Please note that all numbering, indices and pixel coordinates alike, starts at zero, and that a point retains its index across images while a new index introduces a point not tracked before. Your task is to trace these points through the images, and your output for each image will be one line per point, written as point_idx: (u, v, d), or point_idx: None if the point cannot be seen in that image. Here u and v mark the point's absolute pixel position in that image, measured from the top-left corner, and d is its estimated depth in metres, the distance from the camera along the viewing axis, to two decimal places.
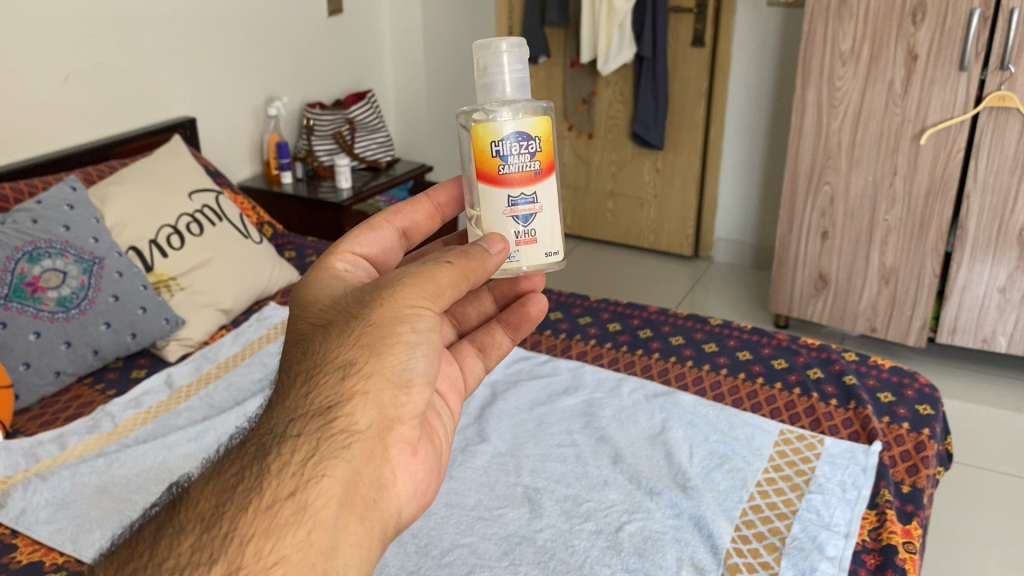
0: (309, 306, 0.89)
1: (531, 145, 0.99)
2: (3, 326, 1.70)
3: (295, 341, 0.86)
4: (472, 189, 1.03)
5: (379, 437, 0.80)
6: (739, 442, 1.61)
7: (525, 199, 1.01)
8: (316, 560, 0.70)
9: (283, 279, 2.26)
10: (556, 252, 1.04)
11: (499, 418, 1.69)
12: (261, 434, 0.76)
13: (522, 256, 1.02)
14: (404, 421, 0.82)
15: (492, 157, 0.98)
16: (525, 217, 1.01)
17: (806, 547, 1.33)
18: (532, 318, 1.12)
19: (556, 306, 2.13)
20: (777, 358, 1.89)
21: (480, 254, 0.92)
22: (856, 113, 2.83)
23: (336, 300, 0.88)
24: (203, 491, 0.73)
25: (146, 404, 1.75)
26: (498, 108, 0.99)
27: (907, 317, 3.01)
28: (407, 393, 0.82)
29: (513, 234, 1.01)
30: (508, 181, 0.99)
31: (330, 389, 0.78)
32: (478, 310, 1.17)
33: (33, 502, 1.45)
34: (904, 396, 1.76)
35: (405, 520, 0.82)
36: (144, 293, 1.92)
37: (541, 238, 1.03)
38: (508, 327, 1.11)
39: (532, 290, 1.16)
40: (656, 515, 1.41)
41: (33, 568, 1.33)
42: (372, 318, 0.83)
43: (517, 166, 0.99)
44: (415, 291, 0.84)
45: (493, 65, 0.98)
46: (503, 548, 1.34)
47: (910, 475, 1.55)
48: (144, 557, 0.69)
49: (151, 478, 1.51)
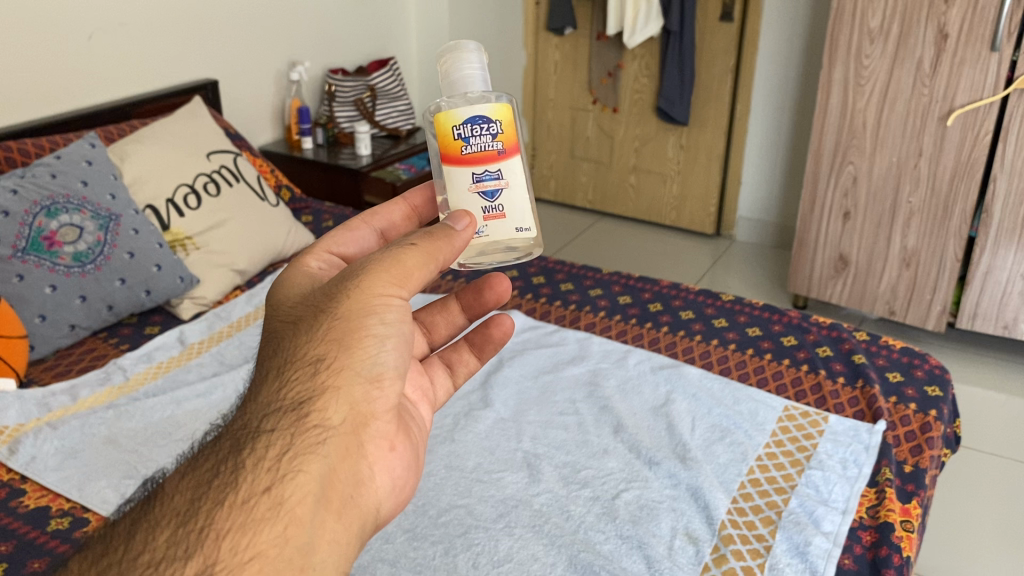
0: (280, 305, 0.88)
1: (490, 127, 1.00)
2: (20, 278, 1.73)
3: (266, 339, 0.85)
4: (437, 177, 1.03)
5: (354, 433, 0.79)
6: (742, 417, 1.60)
7: (490, 176, 1.01)
8: (293, 557, 0.68)
9: (299, 242, 2.28)
10: (526, 227, 1.04)
11: (504, 384, 1.70)
12: (235, 429, 0.75)
13: (491, 231, 1.02)
14: (378, 416, 0.82)
15: (454, 141, 0.99)
16: (491, 193, 1.01)
17: (801, 521, 1.33)
18: (494, 339, 1.12)
19: (567, 278, 2.13)
20: (786, 336, 1.88)
21: (445, 233, 0.90)
22: (883, 92, 2.79)
23: (305, 296, 0.87)
24: (178, 486, 0.71)
25: (157, 359, 1.78)
26: (457, 97, 1.01)
27: (927, 301, 2.97)
28: (379, 388, 0.82)
29: (480, 211, 1.01)
30: (471, 162, 1.00)
31: (302, 384, 0.77)
32: (448, 321, 1.15)
33: (43, 449, 1.48)
34: (913, 377, 1.75)
35: (383, 515, 0.82)
36: (159, 251, 1.94)
37: (509, 213, 1.03)
38: (473, 347, 1.11)
39: (496, 301, 1.13)
40: (654, 485, 1.41)
41: (40, 513, 1.36)
42: (339, 311, 0.82)
43: (479, 147, 1.00)
44: (381, 278, 0.84)
45: (450, 58, 1.01)
46: (499, 511, 1.36)
47: (913, 455, 1.53)
48: (118, 553, 0.67)
49: (159, 430, 1.54)
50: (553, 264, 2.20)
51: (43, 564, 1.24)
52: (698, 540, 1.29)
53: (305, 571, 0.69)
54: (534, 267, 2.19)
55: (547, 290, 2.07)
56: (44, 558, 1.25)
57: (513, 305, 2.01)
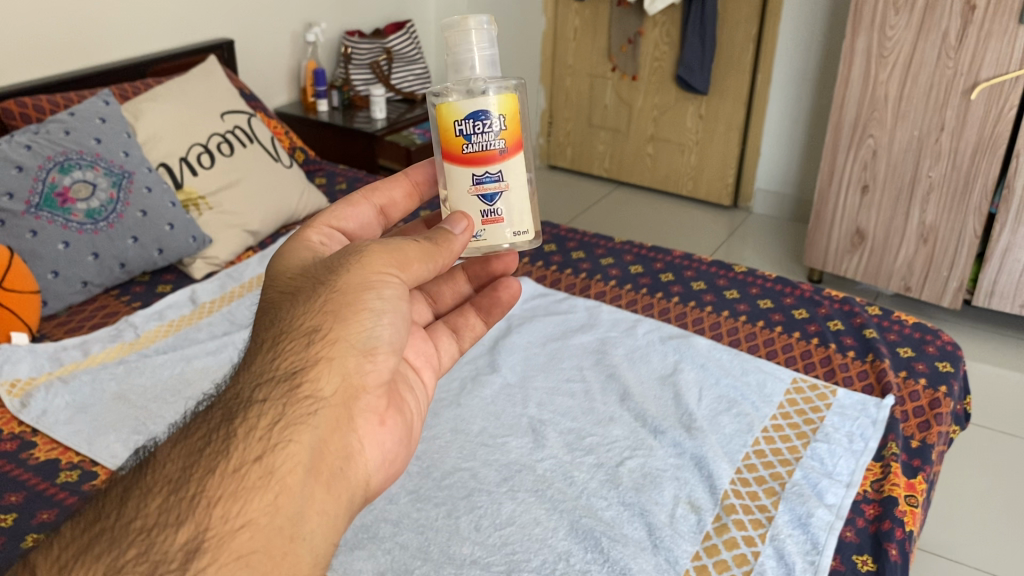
0: (280, 275, 0.90)
1: (494, 125, 0.98)
2: (33, 234, 1.74)
3: (263, 310, 0.87)
4: (440, 168, 1.02)
5: (344, 406, 0.80)
6: (750, 388, 1.60)
7: (490, 177, 1.00)
8: (282, 525, 0.70)
9: (312, 205, 2.28)
10: (524, 231, 1.03)
11: (512, 350, 1.70)
12: (227, 399, 0.76)
13: (488, 235, 1.02)
14: (369, 389, 0.84)
15: (456, 138, 0.98)
16: (491, 196, 1.00)
17: (804, 493, 1.33)
18: (503, 303, 1.14)
19: (579, 246, 2.11)
20: (798, 308, 1.86)
21: (445, 239, 0.93)
22: (906, 64, 2.74)
23: (306, 269, 0.89)
24: (170, 454, 0.72)
25: (168, 317, 1.79)
26: (464, 88, 0.98)
27: (943, 277, 2.94)
28: (372, 361, 0.84)
29: (478, 213, 1.01)
30: (471, 161, 0.99)
31: (295, 354, 0.79)
32: (453, 290, 1.16)
33: (54, 403, 1.50)
34: (925, 353, 1.73)
35: (373, 489, 0.83)
36: (172, 210, 1.94)
37: (508, 217, 1.02)
38: (480, 310, 1.12)
39: (503, 270, 1.18)
40: (658, 453, 1.41)
41: (49, 466, 1.37)
42: (339, 284, 0.84)
43: (481, 145, 0.98)
44: (381, 258, 0.87)
45: (460, 42, 0.96)
46: (503, 475, 1.36)
47: (921, 430, 1.52)
48: (112, 518, 0.68)
49: (168, 388, 1.56)
50: (565, 232, 2.19)
51: (51, 514, 1.26)
52: (701, 508, 1.29)
53: (294, 539, 0.71)
54: (545, 234, 2.17)
55: (559, 258, 2.06)
56: (53, 509, 1.27)
57: (523, 273, 2.01)
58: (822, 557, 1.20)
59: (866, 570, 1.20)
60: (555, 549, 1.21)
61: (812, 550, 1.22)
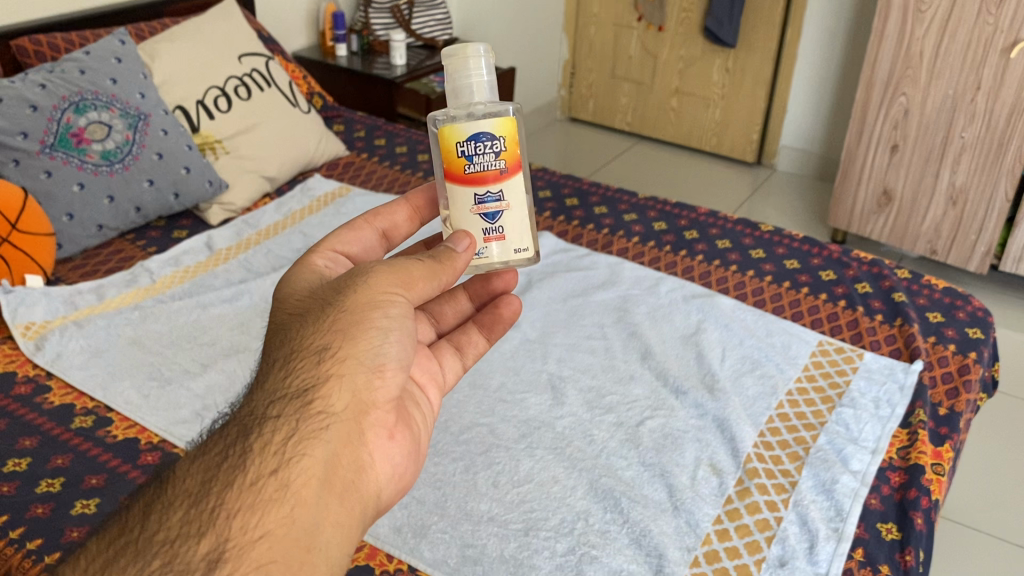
0: (286, 298, 0.87)
1: (495, 145, 0.94)
2: (47, 175, 1.70)
3: (271, 332, 0.83)
4: (440, 187, 0.98)
5: (356, 420, 0.77)
6: (775, 350, 1.56)
7: (492, 198, 0.96)
8: (300, 537, 0.67)
9: (330, 151, 2.23)
10: (525, 248, 0.99)
11: (532, 306, 1.67)
12: (243, 414, 0.74)
13: (489, 253, 0.98)
14: (380, 405, 0.80)
15: (457, 158, 0.94)
16: (493, 215, 0.97)
17: (829, 458, 1.30)
18: (505, 319, 1.08)
19: (602, 201, 2.07)
20: (824, 270, 1.82)
21: (449, 255, 0.90)
22: (944, 19, 2.65)
23: (313, 292, 0.86)
24: (188, 470, 0.70)
25: (184, 263, 1.77)
26: (464, 110, 0.94)
27: (971, 241, 2.88)
28: (381, 377, 0.80)
29: (480, 232, 0.97)
30: (472, 181, 0.95)
31: (306, 371, 0.76)
32: (455, 309, 1.11)
33: (68, 347, 1.48)
34: (955, 318, 1.69)
35: (384, 502, 0.79)
36: (189, 154, 1.91)
37: (510, 235, 0.98)
38: (482, 327, 1.06)
39: (505, 289, 1.11)
40: (679, 414, 1.39)
41: (64, 410, 1.35)
42: (345, 304, 0.81)
43: (483, 165, 0.95)
44: (386, 279, 0.83)
45: (459, 67, 0.93)
46: (522, 431, 1.34)
47: (949, 397, 1.49)
48: (132, 533, 0.66)
49: (183, 335, 1.54)
50: (587, 185, 2.14)
51: (66, 459, 1.24)
52: (722, 472, 1.27)
53: (312, 552, 0.68)
54: (568, 187, 2.13)
55: (581, 212, 2.02)
56: (67, 454, 1.25)
57: (543, 226, 1.97)
58: (846, 525, 1.17)
59: (890, 539, 1.18)
60: (574, 508, 1.19)
61: (836, 516, 1.19)
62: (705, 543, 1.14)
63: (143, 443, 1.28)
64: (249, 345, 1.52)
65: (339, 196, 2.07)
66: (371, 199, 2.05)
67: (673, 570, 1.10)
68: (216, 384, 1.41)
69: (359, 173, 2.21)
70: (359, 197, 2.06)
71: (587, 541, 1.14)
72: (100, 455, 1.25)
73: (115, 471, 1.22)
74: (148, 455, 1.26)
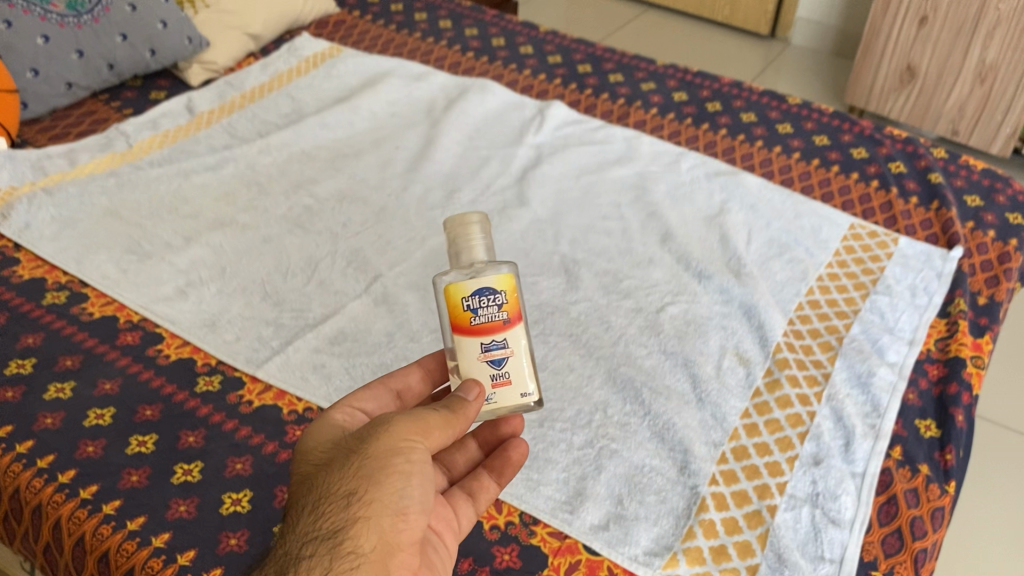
0: (306, 448, 0.78)
1: (498, 297, 0.81)
2: (7, 26, 1.53)
3: (295, 486, 0.75)
4: (443, 339, 0.84)
5: (383, 563, 0.68)
6: (804, 233, 1.45)
7: (497, 346, 0.82)
8: None
9: (320, 8, 2.04)
10: (533, 392, 0.83)
11: (542, 183, 1.54)
12: (276, 558, 0.68)
13: (497, 400, 0.83)
14: (406, 547, 0.70)
15: (462, 311, 0.81)
16: (499, 362, 0.82)
17: (865, 349, 1.21)
18: (516, 462, 0.89)
19: (616, 68, 1.91)
20: (856, 147, 1.68)
21: (460, 403, 0.77)
22: None
23: (337, 441, 0.77)
24: None
25: (163, 127, 1.62)
26: (468, 269, 0.83)
27: (997, 121, 2.73)
28: (406, 520, 0.70)
29: (486, 378, 0.82)
30: (476, 332, 0.81)
31: (335, 514, 0.69)
32: (465, 455, 0.93)
33: (38, 217, 1.35)
34: (995, 202, 1.57)
35: None
36: (165, 6, 1.71)
37: (517, 379, 0.83)
38: (491, 471, 0.88)
39: (515, 434, 0.92)
40: (703, 299, 1.29)
41: (35, 286, 1.24)
42: (368, 450, 0.72)
43: (486, 318, 0.81)
44: (406, 428, 0.73)
45: (461, 231, 0.85)
46: (534, 318, 1.24)
47: (989, 286, 1.39)
48: None
49: (164, 205, 1.41)
50: (600, 50, 1.97)
51: (37, 338, 1.13)
52: (750, 362, 1.18)
53: None
54: (580, 53, 1.96)
55: (594, 81, 1.86)
56: (39, 333, 1.14)
57: (553, 95, 1.82)
58: (883, 422, 1.10)
59: (929, 437, 1.10)
60: (592, 399, 1.10)
61: (873, 412, 1.12)
62: (734, 438, 1.06)
63: (122, 322, 1.18)
64: (236, 218, 1.40)
65: (330, 57, 1.90)
66: (364, 61, 1.88)
67: (699, 466, 1.01)
68: (201, 260, 1.30)
69: (351, 33, 2.03)
70: (352, 58, 1.89)
71: (607, 433, 1.05)
72: (75, 334, 1.14)
73: (91, 351, 1.11)
74: (128, 335, 1.15)
